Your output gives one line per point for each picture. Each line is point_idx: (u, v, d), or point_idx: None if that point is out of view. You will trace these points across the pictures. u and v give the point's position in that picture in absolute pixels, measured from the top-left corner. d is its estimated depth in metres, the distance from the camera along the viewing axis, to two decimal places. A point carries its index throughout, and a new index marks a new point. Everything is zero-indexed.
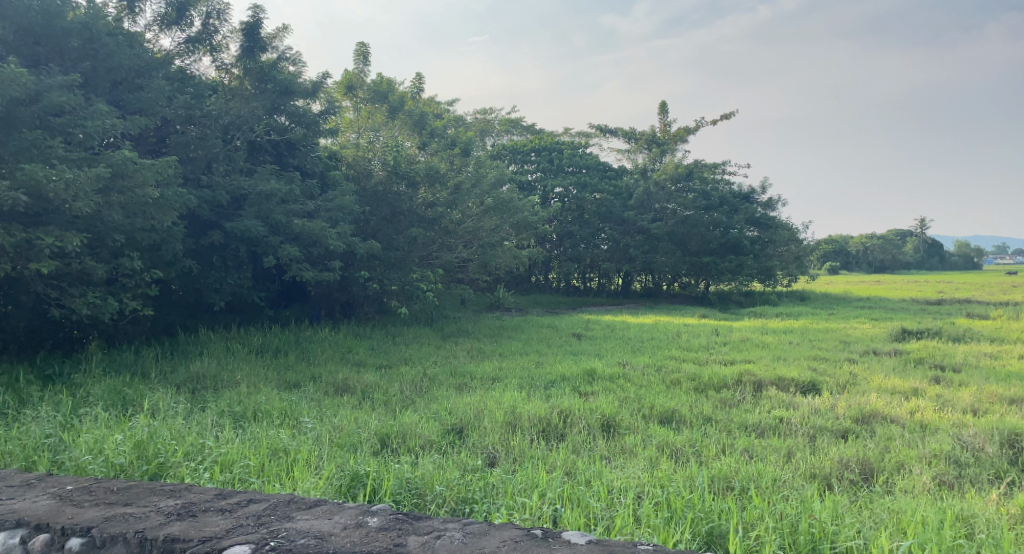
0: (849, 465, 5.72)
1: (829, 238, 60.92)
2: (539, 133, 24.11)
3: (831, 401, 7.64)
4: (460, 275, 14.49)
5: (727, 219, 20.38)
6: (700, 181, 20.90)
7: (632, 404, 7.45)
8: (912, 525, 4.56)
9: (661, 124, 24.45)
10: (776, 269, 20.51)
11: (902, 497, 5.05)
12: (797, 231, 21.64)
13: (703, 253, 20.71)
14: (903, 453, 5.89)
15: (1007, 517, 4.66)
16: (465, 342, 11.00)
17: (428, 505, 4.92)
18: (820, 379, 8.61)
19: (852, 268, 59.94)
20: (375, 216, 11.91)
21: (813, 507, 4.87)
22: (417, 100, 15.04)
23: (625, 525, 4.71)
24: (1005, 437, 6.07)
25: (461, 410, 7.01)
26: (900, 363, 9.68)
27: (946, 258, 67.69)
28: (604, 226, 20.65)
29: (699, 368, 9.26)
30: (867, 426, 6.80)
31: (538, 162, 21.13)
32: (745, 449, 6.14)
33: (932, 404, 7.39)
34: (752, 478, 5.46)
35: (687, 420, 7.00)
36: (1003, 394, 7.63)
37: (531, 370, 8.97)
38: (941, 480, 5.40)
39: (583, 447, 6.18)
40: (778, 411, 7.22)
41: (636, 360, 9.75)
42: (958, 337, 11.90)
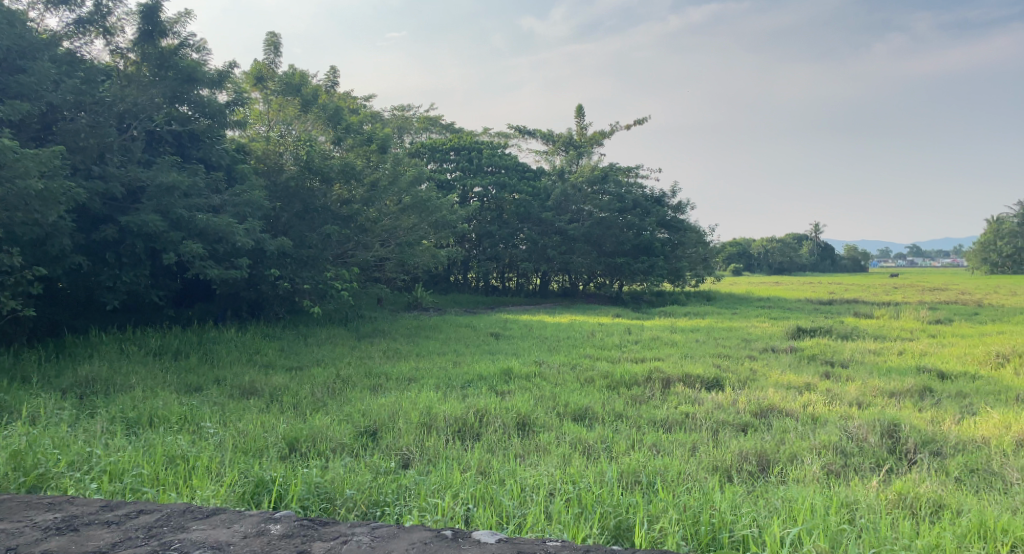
0: (748, 457, 5.98)
1: (733, 242, 63.70)
2: (458, 133, 23.98)
3: (732, 396, 7.97)
4: (377, 273, 14.27)
5: (640, 221, 21.11)
6: (615, 185, 21.34)
7: (547, 402, 7.53)
8: (802, 512, 4.83)
9: (578, 127, 24.79)
10: (685, 269, 21.50)
11: (794, 486, 5.32)
12: (703, 233, 22.57)
13: (617, 254, 21.38)
14: (796, 444, 6.21)
15: (886, 502, 4.98)
16: (379, 342, 10.84)
17: (338, 510, 4.82)
18: (724, 375, 8.98)
19: (755, 268, 62.83)
20: (286, 212, 11.55)
21: (713, 499, 5.06)
22: (332, 94, 14.66)
23: (536, 522, 4.76)
24: (885, 427, 6.50)
25: (376, 412, 6.89)
26: (795, 359, 10.25)
27: (838, 261, 72.16)
28: (523, 227, 20.76)
29: (613, 366, 9.46)
30: (765, 419, 7.14)
31: (456, 161, 21.02)
32: (653, 444, 6.32)
33: (822, 397, 7.84)
34: (658, 472, 5.63)
35: (600, 417, 7.13)
36: (885, 387, 8.18)
37: (447, 370, 8.92)
38: (829, 469, 5.73)
39: (497, 446, 6.20)
40: (684, 406, 7.47)
41: (552, 359, 9.87)
42: (847, 335, 12.70)
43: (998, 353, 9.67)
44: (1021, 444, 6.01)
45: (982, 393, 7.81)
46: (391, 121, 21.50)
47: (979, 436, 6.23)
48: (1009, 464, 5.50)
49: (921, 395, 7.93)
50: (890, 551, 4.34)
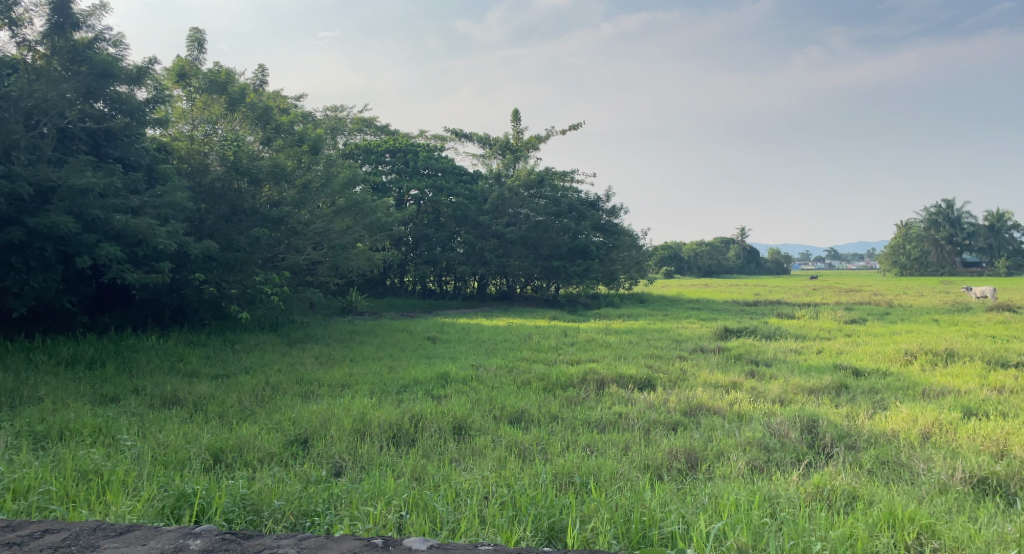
0: (677, 455, 6.12)
1: (664, 246, 65.17)
2: (393, 135, 23.72)
3: (664, 395, 8.14)
4: (308, 277, 13.95)
5: (576, 225, 21.44)
6: (550, 189, 21.45)
7: (483, 406, 7.51)
8: (727, 507, 4.97)
9: (514, 131, 24.86)
10: (619, 273, 21.70)
11: (720, 482, 5.47)
12: (636, 237, 23.01)
13: (553, 257, 21.55)
14: (723, 442, 6.39)
15: (805, 495, 5.19)
16: (311, 347, 10.60)
17: (265, 522, 4.68)
18: (656, 376, 9.17)
19: (685, 271, 64.49)
20: (211, 215, 11.15)
21: (644, 498, 5.15)
22: (261, 94, 14.28)
23: (469, 527, 4.75)
24: (805, 423, 6.77)
25: (307, 420, 6.72)
26: (723, 359, 10.55)
27: (763, 264, 74.86)
28: (460, 230, 20.63)
29: (550, 369, 9.52)
30: (694, 418, 7.32)
31: (392, 163, 20.77)
32: (587, 445, 6.39)
33: (748, 396, 8.08)
34: (592, 472, 5.70)
35: (536, 420, 7.16)
36: (805, 384, 8.51)
37: (383, 375, 8.78)
38: (754, 465, 5.93)
39: (433, 451, 6.15)
40: (618, 407, 7.59)
41: (489, 362, 9.86)
42: (771, 335, 13.17)
43: (907, 351, 10.23)
44: (928, 436, 6.36)
45: (893, 389, 8.24)
46: (323, 121, 20.96)
47: (890, 429, 6.57)
48: (916, 456, 5.81)
49: (838, 391, 8.29)
50: (808, 543, 4.52)
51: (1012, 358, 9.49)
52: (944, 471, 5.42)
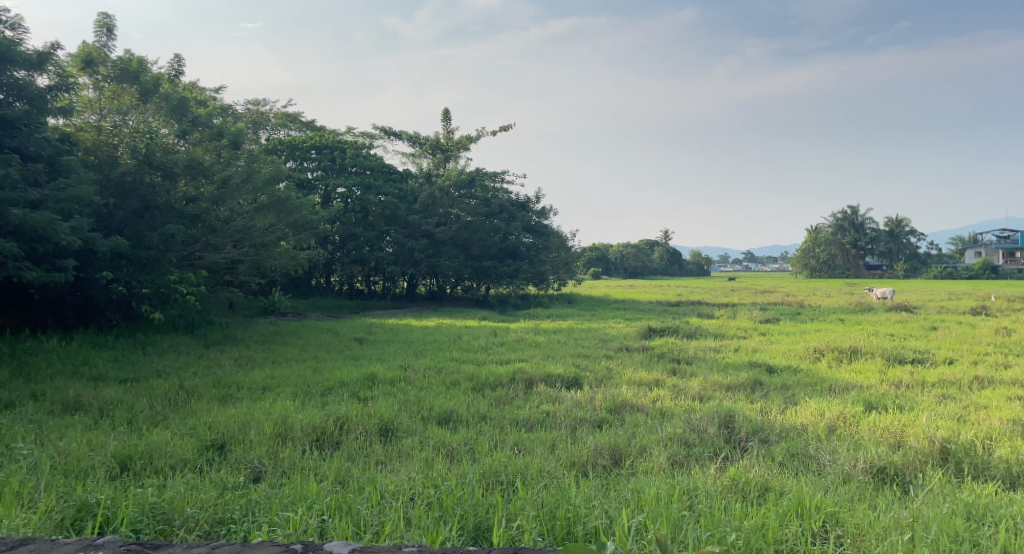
0: (602, 452, 6.23)
1: (592, 248, 66.31)
2: (318, 131, 23.18)
3: (590, 393, 8.27)
4: (228, 276, 13.47)
5: (506, 225, 21.57)
6: (480, 190, 21.43)
7: (411, 407, 7.44)
8: (648, 502, 5.10)
9: (444, 131, 24.73)
10: (548, 273, 21.95)
11: (643, 477, 5.60)
12: (564, 238, 23.32)
13: (483, 257, 21.58)
14: (646, 438, 6.54)
15: (722, 487, 5.37)
16: (230, 349, 10.25)
17: (177, 531, 4.50)
18: (583, 374, 9.30)
19: (612, 272, 65.64)
20: (121, 210, 10.61)
21: (569, 495, 5.22)
22: (176, 85, 13.69)
23: (394, 529, 4.71)
24: (722, 418, 7.02)
25: (223, 424, 6.49)
26: (647, 358, 10.82)
27: (685, 266, 77.26)
28: (389, 229, 20.34)
29: (479, 369, 9.50)
30: (619, 415, 7.47)
31: (318, 160, 20.29)
32: (515, 443, 6.43)
33: (670, 393, 8.31)
34: (519, 471, 5.73)
35: (465, 420, 7.14)
36: (723, 381, 8.82)
37: (306, 377, 8.58)
38: (674, 460, 6.09)
39: (358, 454, 6.04)
40: (545, 406, 7.67)
41: (418, 363, 9.77)
42: (692, 334, 13.60)
43: (816, 348, 10.75)
44: (834, 429, 6.71)
45: (803, 385, 8.64)
46: (245, 115, 20.24)
47: (800, 423, 6.88)
48: (823, 448, 6.10)
49: (753, 388, 8.62)
50: (724, 534, 4.67)
51: (909, 354, 10.13)
52: (847, 462, 5.71)
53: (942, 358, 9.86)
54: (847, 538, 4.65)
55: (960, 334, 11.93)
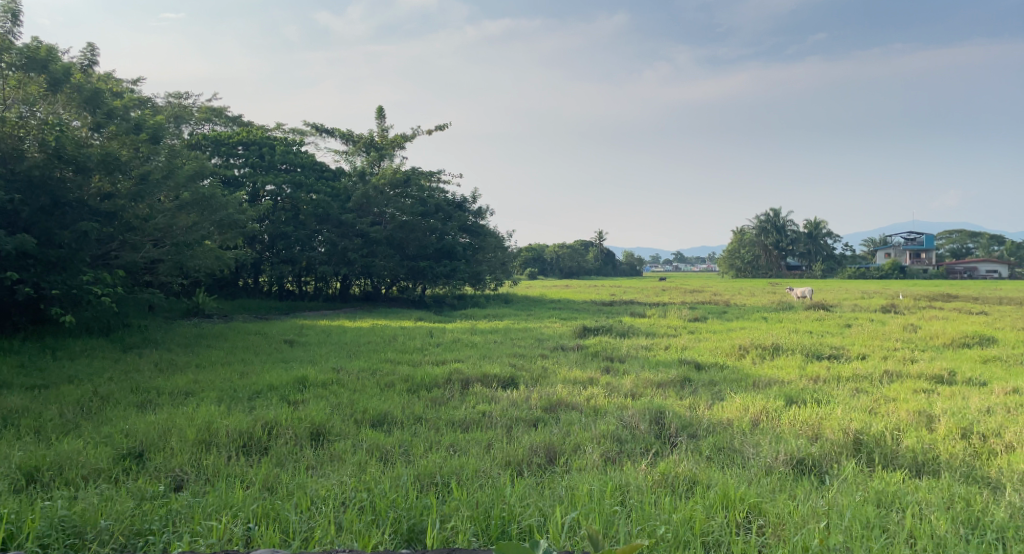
0: (537, 451, 6.27)
1: (528, 248, 66.71)
2: (246, 126, 22.48)
3: (525, 393, 8.31)
4: (148, 277, 12.93)
5: (442, 225, 21.51)
6: (417, 189, 21.34)
7: (344, 410, 7.31)
8: (581, 498, 5.17)
9: (378, 128, 24.37)
10: (485, 273, 21.94)
11: (576, 475, 5.67)
12: (501, 238, 23.40)
13: (419, 257, 21.43)
14: (580, 436, 6.62)
15: (653, 483, 5.48)
16: (151, 353, 9.86)
17: (89, 544, 4.32)
18: (518, 374, 9.33)
19: (547, 272, 66.19)
20: (29, 206, 10.05)
21: (504, 494, 5.25)
22: (89, 75, 13.03)
23: (325, 534, 4.64)
24: (653, 415, 7.18)
25: (142, 431, 6.23)
26: (581, 356, 10.96)
27: (618, 266, 78.71)
28: (321, 228, 19.92)
29: (414, 370, 9.42)
30: (554, 413, 7.54)
31: (245, 156, 19.64)
32: (450, 444, 6.40)
33: (603, 391, 8.44)
34: (454, 472, 5.71)
35: (399, 422, 7.07)
36: (654, 379, 9.02)
37: (233, 381, 8.32)
38: (607, 457, 6.19)
39: (287, 459, 5.90)
40: (481, 406, 7.66)
41: (351, 365, 9.60)
42: (624, 332, 13.84)
43: (741, 345, 11.12)
44: (758, 423, 6.96)
45: (729, 381, 8.91)
46: (167, 109, 19.44)
47: (726, 418, 7.10)
48: (748, 441, 6.32)
49: (683, 384, 8.85)
50: (653, 528, 4.79)
51: (826, 350, 10.60)
52: (769, 455, 5.94)
53: (856, 354, 10.35)
54: (768, 528, 4.83)
55: (872, 331, 12.56)
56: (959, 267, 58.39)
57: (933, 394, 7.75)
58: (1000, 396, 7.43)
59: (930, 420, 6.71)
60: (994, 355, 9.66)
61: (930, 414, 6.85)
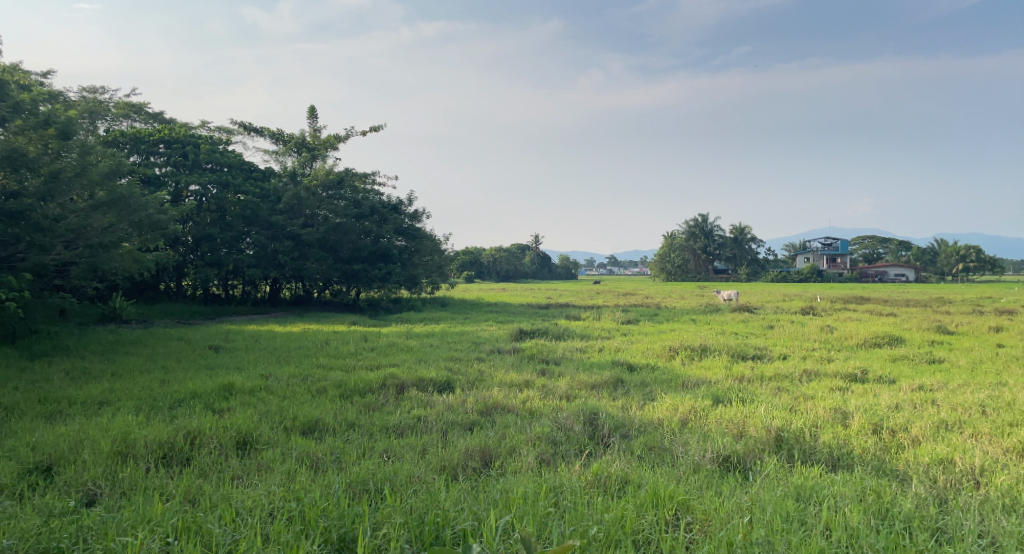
0: (472, 454, 6.25)
1: (464, 251, 66.42)
2: (168, 123, 21.65)
3: (461, 397, 8.27)
4: (59, 280, 12.28)
5: (377, 228, 21.19)
6: (351, 191, 21.01)
7: (273, 417, 7.11)
8: (515, 501, 5.19)
9: (310, 128, 23.86)
10: (421, 277, 21.76)
11: (511, 477, 5.69)
12: (438, 241, 23.27)
13: (354, 260, 21.09)
14: (515, 438, 6.64)
15: (587, 483, 5.54)
16: (61, 361, 9.36)
17: None
18: (454, 377, 9.29)
19: (484, 276, 65.69)
20: None
21: (438, 499, 5.22)
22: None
23: (250, 547, 4.52)
24: (587, 416, 7.26)
25: (51, 444, 5.92)
26: (517, 359, 11.00)
27: (553, 269, 79.45)
28: (250, 230, 19.33)
29: (347, 375, 9.25)
30: (489, 416, 7.54)
31: (168, 154, 18.86)
32: (384, 450, 6.32)
33: (538, 393, 8.50)
34: (387, 479, 5.64)
35: (331, 428, 6.94)
36: (588, 381, 9.14)
37: (154, 389, 8.00)
38: (542, 458, 6.23)
39: (211, 470, 5.71)
40: (416, 410, 7.59)
41: (281, 371, 9.35)
42: (560, 335, 13.98)
43: (671, 347, 11.40)
44: (687, 422, 7.14)
45: (659, 382, 9.11)
46: (81, 103, 18.51)
47: (656, 418, 7.26)
48: (677, 440, 6.47)
49: (615, 385, 9.01)
50: (585, 528, 4.86)
51: (751, 351, 10.97)
52: (697, 453, 6.10)
53: (778, 354, 10.76)
54: (695, 524, 4.96)
55: (793, 332, 13.09)
56: (872, 271, 61.50)
57: (848, 392, 8.12)
58: (907, 393, 7.86)
59: (845, 416, 7.02)
60: (902, 354, 10.22)
61: (845, 411, 7.18)
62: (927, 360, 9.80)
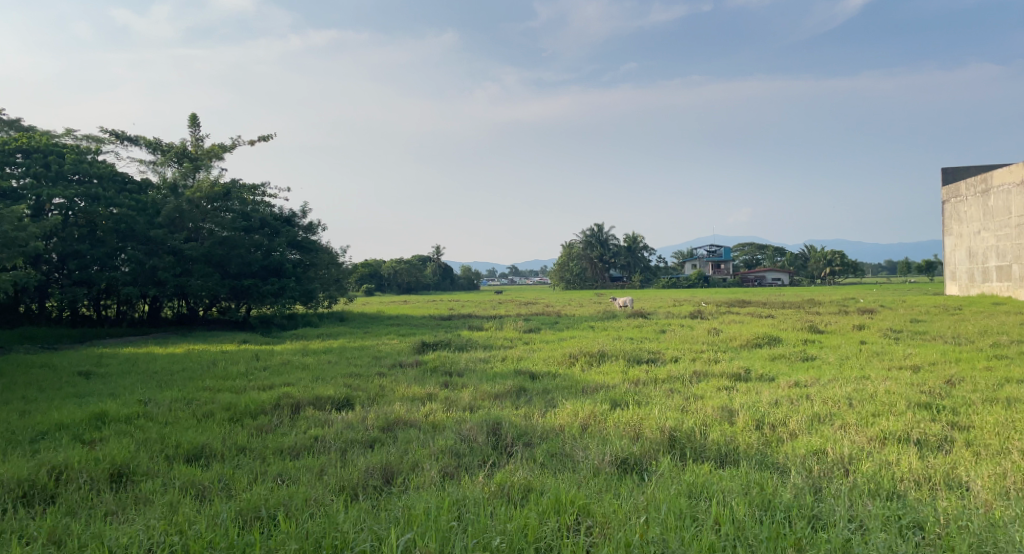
0: (372, 472, 6.10)
1: (364, 263, 65.16)
2: (28, 131, 20.01)
3: (361, 414, 8.07)
4: None
5: (269, 241, 20.55)
6: (239, 203, 20.31)
7: (153, 446, 6.67)
8: (417, 517, 5.11)
9: (191, 137, 22.70)
10: (318, 291, 21.11)
11: (412, 494, 5.59)
12: (335, 254, 22.76)
13: (244, 276, 20.19)
14: (418, 453, 6.54)
15: (490, 495, 5.52)
16: None
17: None
18: (353, 394, 9.06)
19: (385, 289, 64.62)
20: None
21: (336, 520, 5.06)
22: None
23: None
24: (490, 426, 7.24)
25: None
26: (419, 372, 10.85)
27: (454, 280, 79.38)
28: (125, 246, 18.10)
29: (237, 397, 8.81)
30: (391, 432, 7.39)
31: (27, 165, 17.30)
32: (278, 474, 6.07)
33: (441, 406, 8.42)
34: (281, 503, 5.41)
35: (218, 454, 6.59)
36: (490, 391, 9.14)
37: (13, 422, 7.33)
38: (445, 472, 6.16)
39: (82, 507, 5.32)
40: (313, 430, 7.33)
41: (162, 396, 8.78)
42: (462, 346, 13.92)
43: (571, 354, 11.59)
44: (586, 427, 7.27)
45: (561, 389, 9.24)
46: None
47: (558, 424, 7.34)
48: (578, 445, 6.57)
49: (518, 394, 9.07)
50: (489, 540, 4.86)
51: (645, 355, 11.35)
52: (597, 456, 6.22)
53: (670, 357, 11.19)
54: (595, 528, 5.04)
55: (683, 335, 13.64)
56: (752, 276, 65.22)
57: (733, 391, 8.53)
58: (785, 389, 8.36)
59: (731, 414, 7.38)
60: (780, 353, 10.86)
61: (731, 409, 7.53)
62: (801, 358, 10.46)
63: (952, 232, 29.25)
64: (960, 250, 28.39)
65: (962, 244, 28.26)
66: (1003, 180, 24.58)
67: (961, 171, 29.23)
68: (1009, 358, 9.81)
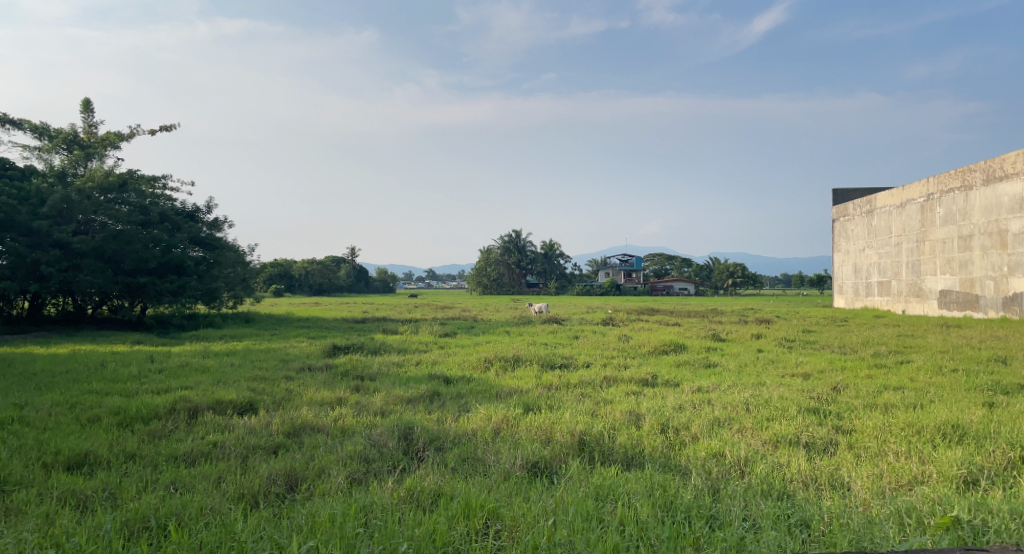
0: (275, 479, 5.88)
1: (275, 262, 63.01)
2: None
3: (266, 418, 7.77)
4: None
5: (169, 237, 19.55)
6: (135, 195, 19.26)
7: (28, 454, 6.19)
8: (321, 524, 4.95)
9: (83, 123, 21.36)
10: (221, 290, 20.26)
11: (317, 500, 5.42)
12: (242, 253, 21.97)
13: (140, 273, 19.08)
14: (324, 459, 6.35)
15: (398, 500, 5.42)
16: None
17: None
18: (258, 398, 8.71)
19: (296, 289, 62.73)
20: None
21: (233, 530, 4.85)
22: None
23: None
24: (401, 431, 7.12)
25: None
26: (329, 376, 10.56)
27: (369, 283, 78.10)
28: (4, 237, 16.76)
29: (128, 401, 8.30)
30: (297, 438, 7.14)
31: None
32: (171, 482, 5.75)
33: (351, 410, 8.22)
34: (173, 513, 5.13)
35: (105, 461, 6.18)
36: (403, 395, 9.01)
37: None
38: (352, 478, 6.01)
39: None
40: (212, 436, 7.00)
41: (42, 400, 8.17)
42: (374, 350, 13.65)
43: (486, 358, 11.58)
44: (498, 431, 7.27)
45: (475, 393, 9.21)
46: None
47: (470, 429, 7.30)
48: (489, 449, 6.55)
49: (430, 399, 8.95)
50: (395, 546, 4.77)
51: (558, 360, 11.46)
52: (508, 460, 6.22)
53: (582, 362, 11.34)
54: (504, 531, 5.03)
55: (594, 342, 13.86)
56: (660, 284, 66.91)
57: (641, 396, 8.74)
58: (689, 394, 8.63)
59: (638, 418, 7.56)
60: (685, 360, 11.21)
61: (638, 413, 7.71)
62: (705, 365, 10.84)
63: (840, 249, 31.08)
64: (847, 265, 30.17)
65: (849, 260, 30.07)
66: (885, 202, 26.37)
67: (850, 192, 31.09)
68: (888, 367, 10.51)
